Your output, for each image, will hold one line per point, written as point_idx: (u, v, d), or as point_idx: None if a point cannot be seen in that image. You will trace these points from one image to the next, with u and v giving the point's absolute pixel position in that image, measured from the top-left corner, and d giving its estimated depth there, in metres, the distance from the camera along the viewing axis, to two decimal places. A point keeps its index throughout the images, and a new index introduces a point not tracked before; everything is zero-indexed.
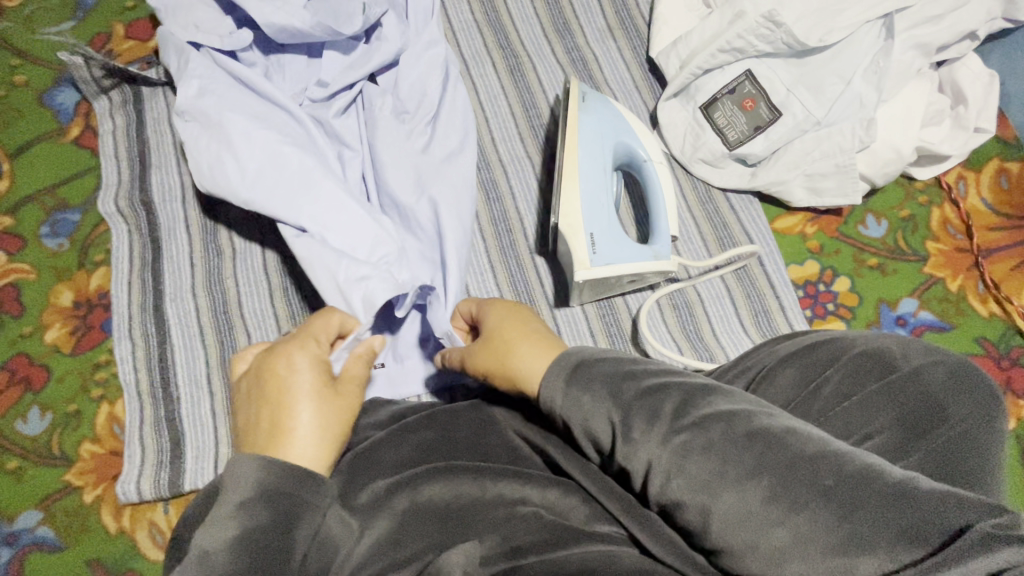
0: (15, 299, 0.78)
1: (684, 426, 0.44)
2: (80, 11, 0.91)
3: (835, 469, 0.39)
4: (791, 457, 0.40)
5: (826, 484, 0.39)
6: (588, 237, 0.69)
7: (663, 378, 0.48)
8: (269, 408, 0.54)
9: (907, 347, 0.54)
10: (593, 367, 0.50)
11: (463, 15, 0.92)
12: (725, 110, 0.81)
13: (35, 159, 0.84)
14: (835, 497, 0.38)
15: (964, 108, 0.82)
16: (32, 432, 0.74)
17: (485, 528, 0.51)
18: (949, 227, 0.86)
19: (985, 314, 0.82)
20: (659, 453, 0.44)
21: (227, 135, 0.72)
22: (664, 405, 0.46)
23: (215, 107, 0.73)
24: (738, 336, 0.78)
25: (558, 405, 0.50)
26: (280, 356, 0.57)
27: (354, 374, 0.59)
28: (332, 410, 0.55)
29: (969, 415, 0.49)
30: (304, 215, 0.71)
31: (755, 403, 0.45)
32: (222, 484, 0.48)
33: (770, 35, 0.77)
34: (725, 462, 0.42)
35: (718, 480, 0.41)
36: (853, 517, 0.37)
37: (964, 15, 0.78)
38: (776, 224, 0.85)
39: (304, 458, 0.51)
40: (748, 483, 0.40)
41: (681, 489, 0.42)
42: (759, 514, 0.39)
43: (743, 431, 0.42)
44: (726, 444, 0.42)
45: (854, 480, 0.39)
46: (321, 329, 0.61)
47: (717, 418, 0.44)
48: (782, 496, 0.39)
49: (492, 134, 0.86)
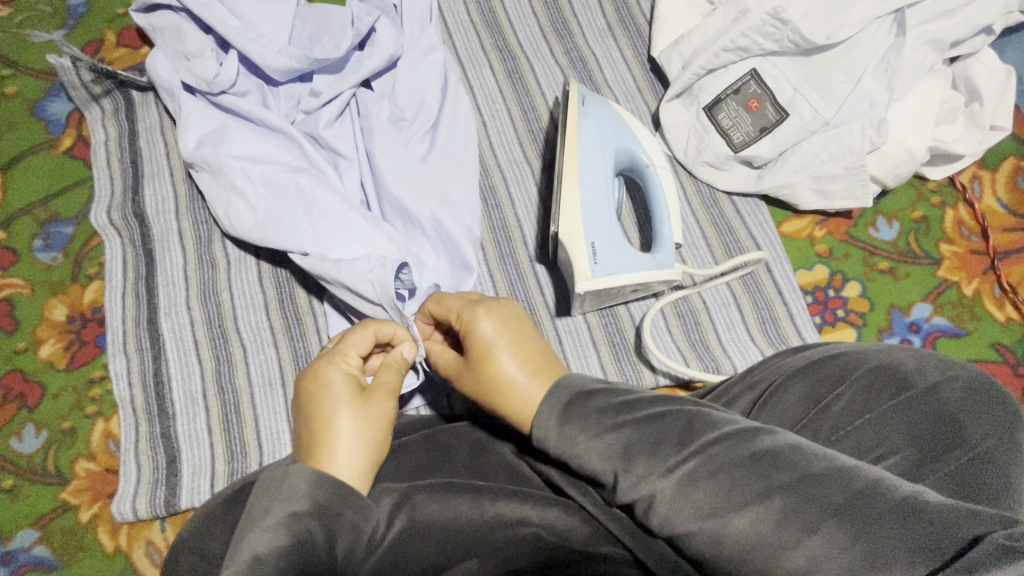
0: (9, 315, 0.77)
1: (688, 454, 0.42)
2: (71, 19, 0.90)
3: (844, 486, 0.38)
4: (799, 476, 0.39)
5: (837, 503, 0.38)
6: (589, 247, 0.67)
7: (659, 407, 0.46)
8: (310, 425, 0.54)
9: (922, 361, 0.51)
10: (592, 395, 0.48)
11: (459, 16, 0.89)
12: (730, 111, 0.78)
13: (27, 171, 0.83)
14: (848, 515, 0.37)
15: (979, 106, 0.79)
16: (27, 451, 0.72)
17: (485, 552, 0.49)
18: (963, 229, 0.83)
19: (1001, 319, 0.79)
20: (664, 487, 0.42)
21: (230, 180, 0.72)
22: (666, 434, 0.44)
23: (213, 154, 0.72)
24: (745, 345, 0.76)
25: (550, 442, 0.48)
26: (313, 375, 0.57)
27: (386, 382, 0.57)
28: (368, 422, 0.54)
29: (988, 433, 0.47)
30: (307, 239, 0.71)
31: (757, 423, 0.44)
32: (270, 499, 0.47)
33: (776, 32, 0.74)
34: (733, 485, 0.40)
35: (727, 508, 0.40)
36: (867, 535, 0.36)
37: (980, 9, 0.75)
38: (784, 228, 0.82)
39: (344, 470, 0.50)
40: (757, 507, 0.39)
41: (690, 520, 0.41)
42: (772, 540, 0.38)
43: (748, 453, 0.41)
44: (730, 469, 0.41)
45: (864, 498, 0.37)
46: (351, 343, 0.59)
47: (726, 436, 0.42)
48: (792, 518, 0.38)
49: (490, 140, 0.84)
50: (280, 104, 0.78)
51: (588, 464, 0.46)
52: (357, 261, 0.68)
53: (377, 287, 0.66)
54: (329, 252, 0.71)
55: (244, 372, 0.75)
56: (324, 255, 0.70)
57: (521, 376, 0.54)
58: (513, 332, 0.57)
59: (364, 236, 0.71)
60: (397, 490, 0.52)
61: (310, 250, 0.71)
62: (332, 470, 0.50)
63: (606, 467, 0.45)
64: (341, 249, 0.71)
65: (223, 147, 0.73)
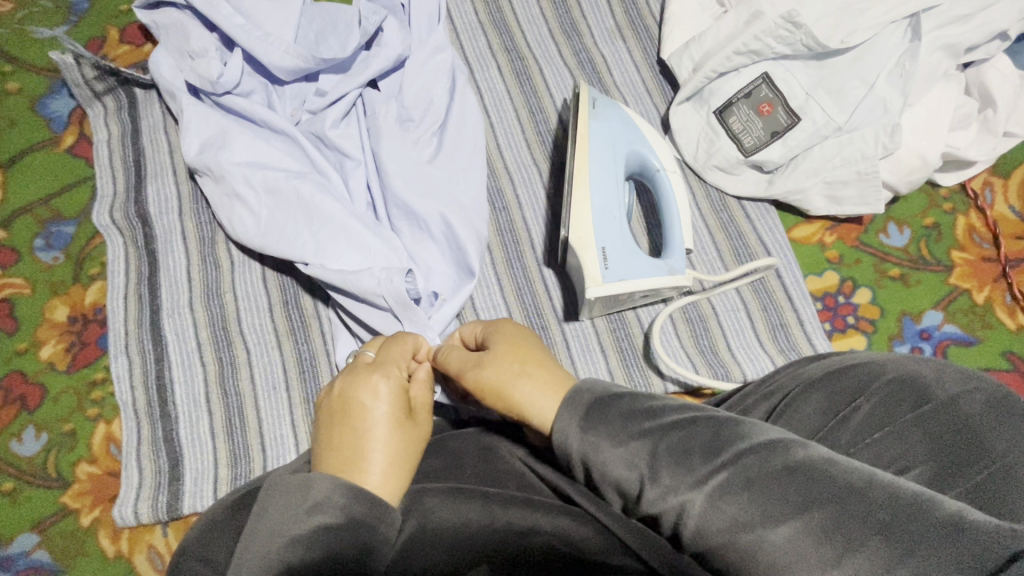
0: (9, 315, 0.76)
1: (720, 463, 0.42)
2: (73, 15, 0.89)
3: (888, 500, 0.37)
4: (840, 489, 0.38)
5: (882, 518, 0.37)
6: (600, 252, 0.66)
7: (684, 414, 0.47)
8: (359, 437, 0.53)
9: (942, 373, 0.50)
10: (610, 406, 0.49)
11: (467, 15, 0.89)
12: (741, 115, 0.77)
13: (29, 170, 0.82)
14: (894, 531, 0.36)
15: (993, 112, 0.78)
16: (27, 453, 0.72)
17: (498, 558, 0.47)
18: (974, 236, 0.82)
19: (1012, 327, 0.78)
20: (693, 496, 0.42)
21: (232, 186, 0.72)
22: (693, 442, 0.44)
23: (215, 159, 0.72)
24: (755, 352, 0.75)
25: (570, 445, 0.48)
26: (362, 385, 0.56)
27: (423, 402, 0.59)
28: (413, 439, 0.54)
29: (1017, 443, 0.45)
30: (308, 249, 0.70)
31: (789, 434, 0.43)
32: (297, 497, 0.47)
33: (789, 36, 0.73)
34: (768, 500, 0.39)
35: (763, 522, 0.39)
36: (914, 552, 0.35)
37: (995, 14, 0.74)
38: (795, 234, 0.82)
39: (385, 487, 0.50)
40: (796, 520, 0.38)
41: (723, 532, 0.40)
42: (812, 556, 0.37)
43: (783, 465, 0.40)
44: (768, 482, 0.40)
45: (909, 513, 0.37)
46: (397, 356, 0.60)
47: (753, 451, 0.42)
48: (833, 532, 0.37)
49: (498, 142, 0.83)
50: (285, 104, 0.78)
51: (611, 469, 0.46)
52: (363, 275, 0.68)
53: (390, 296, 0.67)
54: (330, 263, 0.70)
55: (248, 375, 0.74)
56: (326, 266, 0.70)
57: (530, 367, 0.56)
58: (528, 340, 0.60)
59: (364, 246, 0.70)
60: (408, 494, 0.51)
61: (311, 261, 0.70)
62: (375, 488, 0.50)
63: (632, 475, 0.45)
64: (342, 259, 0.70)
65: (225, 152, 0.72)
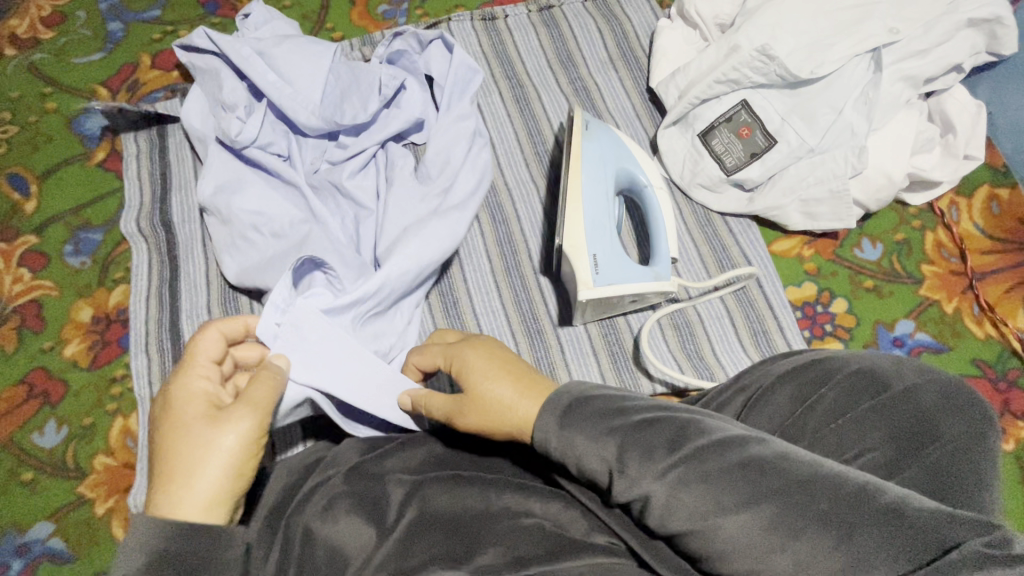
0: (37, 315, 0.81)
1: (679, 458, 0.44)
2: (109, 43, 0.97)
3: (832, 492, 0.41)
4: (786, 483, 0.41)
5: (822, 508, 0.40)
6: (591, 258, 0.71)
7: (652, 412, 0.48)
8: None
9: (900, 366, 0.55)
10: (586, 406, 0.50)
11: (471, 46, 0.97)
12: (722, 138, 0.84)
13: (62, 182, 0.88)
14: (833, 520, 0.40)
15: (954, 137, 0.85)
16: (48, 445, 0.75)
17: (493, 539, 0.51)
18: (943, 251, 0.88)
19: (981, 336, 0.83)
20: (656, 489, 0.44)
21: (248, 190, 0.78)
22: (657, 439, 0.46)
23: (227, 200, 0.78)
24: (738, 355, 0.79)
25: (550, 444, 0.49)
26: None
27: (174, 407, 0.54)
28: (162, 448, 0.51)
29: (964, 433, 0.50)
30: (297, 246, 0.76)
31: (745, 430, 0.46)
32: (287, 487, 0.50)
33: (764, 67, 0.81)
34: (724, 492, 0.42)
35: (716, 513, 0.42)
36: (850, 540, 0.39)
37: (950, 50, 0.81)
38: (774, 247, 0.88)
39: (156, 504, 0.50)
40: (747, 512, 0.41)
41: (683, 521, 0.43)
42: (760, 542, 0.40)
43: (738, 459, 0.43)
44: (720, 476, 0.43)
45: (850, 503, 0.40)
46: None
47: (712, 449, 0.44)
48: (779, 523, 0.40)
49: (498, 160, 0.90)
50: (304, 150, 0.83)
51: (586, 462, 0.47)
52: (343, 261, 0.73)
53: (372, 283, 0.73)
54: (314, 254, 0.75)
55: None
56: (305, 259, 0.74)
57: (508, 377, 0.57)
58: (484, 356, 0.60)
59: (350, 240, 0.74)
60: (408, 481, 0.56)
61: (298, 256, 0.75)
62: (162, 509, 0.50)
63: (600, 466, 0.47)
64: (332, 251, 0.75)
65: (240, 181, 0.78)
